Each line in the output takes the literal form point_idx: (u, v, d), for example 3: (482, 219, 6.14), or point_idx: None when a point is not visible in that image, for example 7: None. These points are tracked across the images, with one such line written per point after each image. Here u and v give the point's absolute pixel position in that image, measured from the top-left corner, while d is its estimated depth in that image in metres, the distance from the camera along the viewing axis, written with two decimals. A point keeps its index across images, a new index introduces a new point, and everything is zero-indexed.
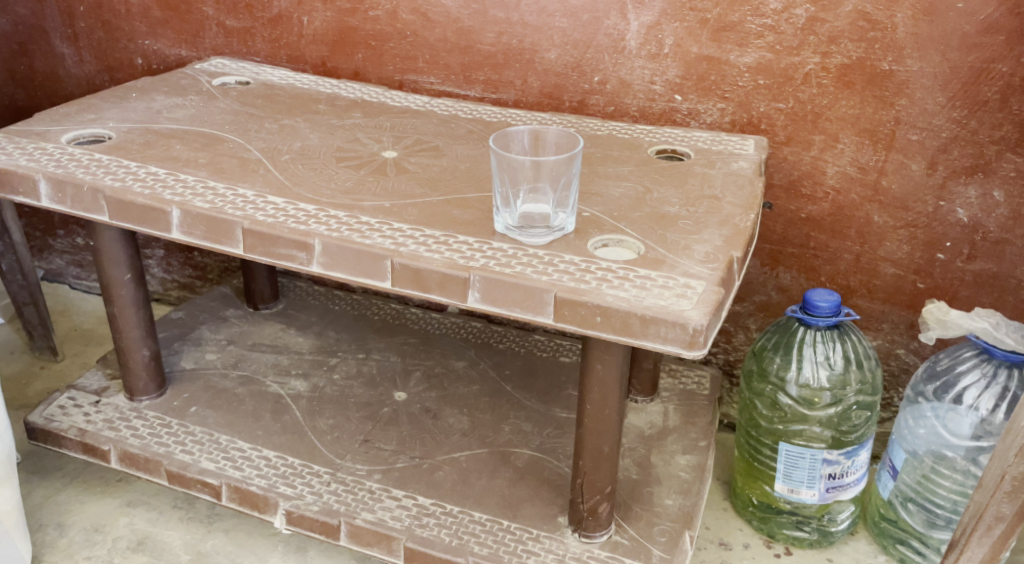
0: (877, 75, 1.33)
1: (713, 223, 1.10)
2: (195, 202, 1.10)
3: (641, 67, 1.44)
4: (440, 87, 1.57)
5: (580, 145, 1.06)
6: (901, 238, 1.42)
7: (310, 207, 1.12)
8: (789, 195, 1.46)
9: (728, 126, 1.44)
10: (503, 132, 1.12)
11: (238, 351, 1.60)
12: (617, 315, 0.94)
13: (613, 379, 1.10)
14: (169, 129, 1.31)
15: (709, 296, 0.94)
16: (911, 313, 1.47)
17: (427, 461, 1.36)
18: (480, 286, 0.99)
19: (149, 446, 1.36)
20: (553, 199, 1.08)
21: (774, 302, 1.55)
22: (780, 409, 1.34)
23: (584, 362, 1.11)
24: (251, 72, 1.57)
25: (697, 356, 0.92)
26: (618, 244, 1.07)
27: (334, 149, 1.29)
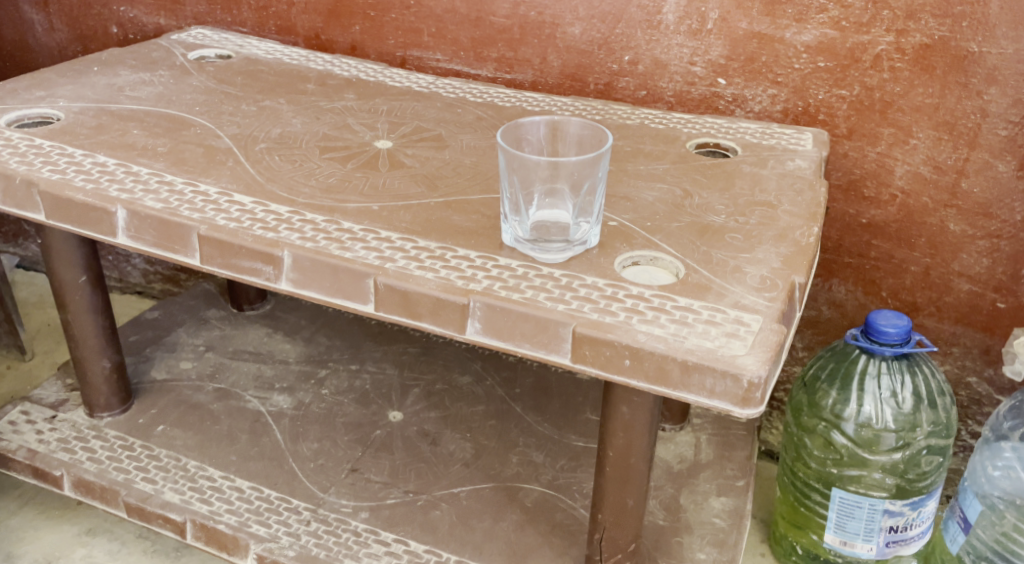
0: (963, 58, 1.12)
1: (767, 237, 0.91)
2: (145, 201, 0.92)
3: (679, 45, 1.24)
4: (448, 66, 1.38)
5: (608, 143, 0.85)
6: (980, 250, 1.22)
7: (283, 209, 0.93)
8: (849, 197, 1.26)
9: (780, 115, 1.23)
10: (514, 122, 0.91)
11: (217, 359, 1.42)
12: (651, 359, 0.75)
13: (640, 423, 0.92)
14: (129, 110, 1.12)
15: (767, 339, 0.76)
16: (986, 336, 1.27)
17: (422, 497, 1.18)
18: (481, 315, 0.80)
19: (106, 473, 1.17)
20: (574, 206, 0.88)
21: (827, 319, 1.35)
22: (835, 450, 1.14)
23: (606, 402, 0.92)
24: (234, 45, 1.38)
25: (752, 414, 0.73)
26: (651, 262, 0.88)
27: (319, 137, 1.11)
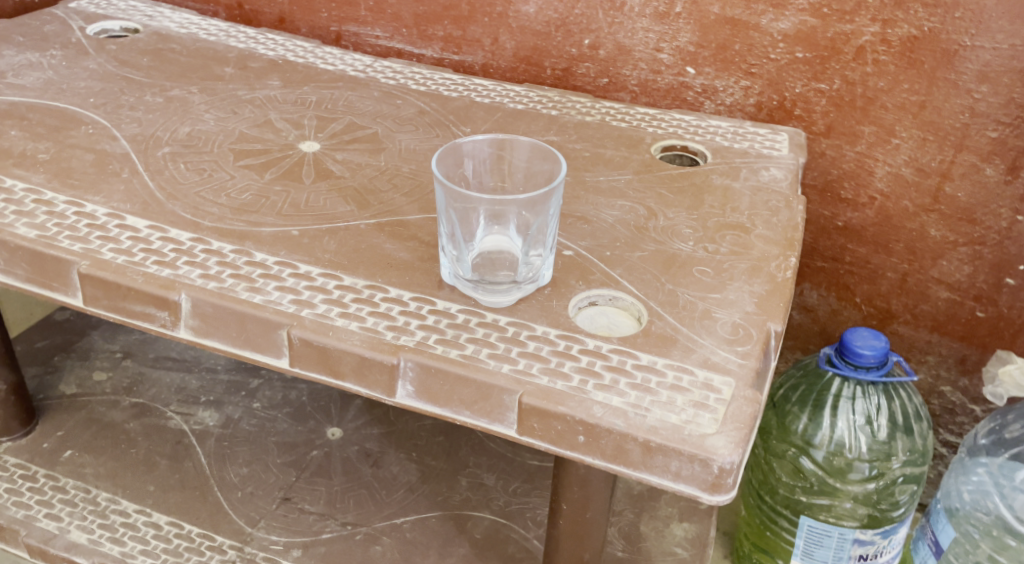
0: (953, 53, 1.01)
1: (740, 271, 0.80)
2: (17, 229, 0.79)
3: (645, 30, 1.11)
4: (388, 44, 1.24)
5: (560, 179, 0.72)
6: (962, 257, 1.13)
7: (185, 236, 0.81)
8: (824, 198, 1.16)
9: (753, 109, 1.12)
10: (453, 143, 0.77)
11: (135, 368, 1.30)
12: (608, 437, 0.65)
13: (598, 478, 0.82)
14: (8, 103, 0.97)
15: (740, 411, 0.66)
16: (963, 346, 1.19)
17: (360, 531, 1.08)
18: (413, 377, 0.70)
19: (4, 509, 1.05)
20: (523, 239, 0.76)
21: (797, 324, 1.26)
22: (804, 477, 1.06)
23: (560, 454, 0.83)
24: (143, 16, 1.22)
25: (723, 501, 0.64)
26: (610, 303, 0.77)
27: (234, 137, 0.97)
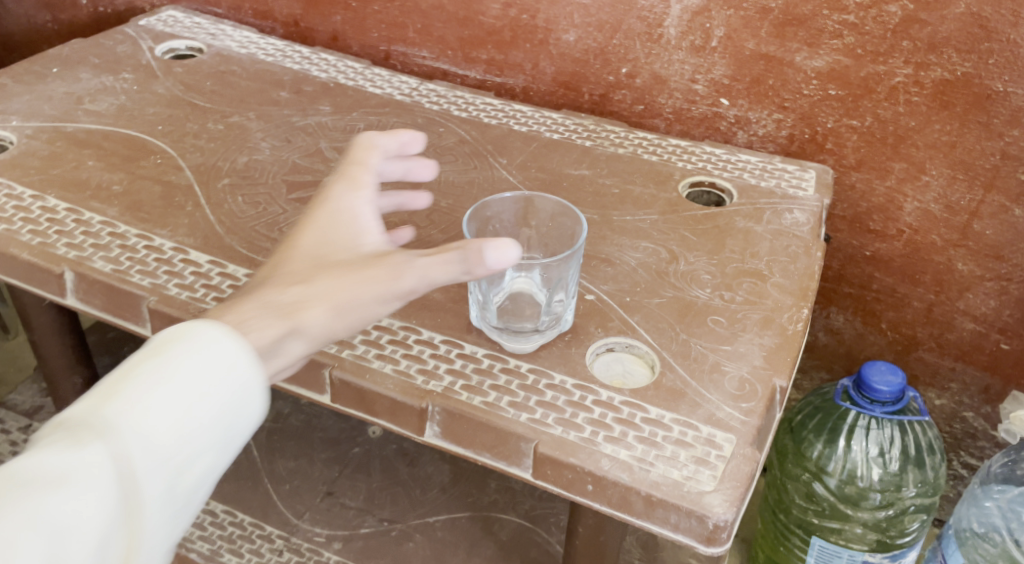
0: (985, 97, 1.03)
1: (752, 322, 0.85)
2: (94, 262, 0.87)
3: (681, 62, 1.15)
4: (434, 64, 1.29)
5: (582, 242, 0.78)
6: (988, 291, 1.15)
7: (240, 271, 0.88)
8: (853, 228, 1.18)
9: (785, 141, 1.15)
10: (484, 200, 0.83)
11: None
12: (613, 488, 0.71)
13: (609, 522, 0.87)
14: (84, 129, 1.05)
15: (739, 469, 0.71)
16: (986, 375, 1.22)
17: (396, 527, 1.16)
18: (440, 420, 0.77)
19: None
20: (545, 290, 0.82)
21: (823, 345, 1.30)
22: (817, 501, 1.11)
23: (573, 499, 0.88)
24: (206, 34, 1.29)
25: (717, 552, 0.70)
26: (626, 350, 0.83)
27: (286, 167, 1.04)
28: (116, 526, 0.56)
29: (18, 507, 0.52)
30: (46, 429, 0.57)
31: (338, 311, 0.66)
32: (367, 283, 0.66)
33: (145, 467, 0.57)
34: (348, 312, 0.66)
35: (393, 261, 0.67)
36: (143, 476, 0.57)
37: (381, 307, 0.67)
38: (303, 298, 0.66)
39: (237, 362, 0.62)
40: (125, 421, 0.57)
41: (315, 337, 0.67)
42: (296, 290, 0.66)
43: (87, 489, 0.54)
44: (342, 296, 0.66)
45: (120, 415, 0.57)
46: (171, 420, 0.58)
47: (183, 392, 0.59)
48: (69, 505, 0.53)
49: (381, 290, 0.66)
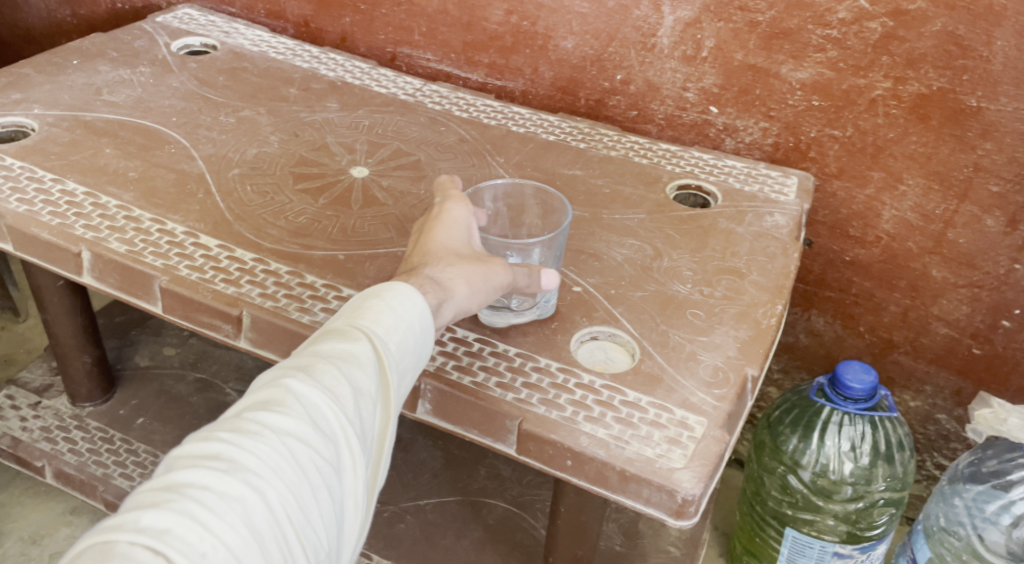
0: (959, 112, 1.08)
1: (729, 316, 0.90)
2: (110, 243, 0.92)
3: (673, 70, 1.20)
4: (438, 66, 1.34)
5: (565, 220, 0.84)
6: (961, 297, 1.20)
7: (248, 255, 0.93)
8: (834, 234, 1.24)
9: (770, 149, 1.20)
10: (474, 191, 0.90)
11: (200, 345, 1.45)
12: (591, 463, 0.76)
13: (591, 503, 0.92)
14: (103, 119, 1.11)
15: (708, 449, 0.76)
16: (959, 379, 1.27)
17: (388, 509, 1.21)
18: (431, 398, 0.82)
19: (86, 467, 1.22)
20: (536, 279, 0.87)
21: (803, 346, 1.35)
22: (791, 493, 1.16)
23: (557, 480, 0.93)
24: (220, 32, 1.35)
25: (685, 525, 0.75)
26: (609, 338, 0.88)
27: (294, 159, 1.09)
28: (386, 395, 0.70)
29: (330, 371, 0.66)
30: (323, 328, 0.71)
31: (473, 291, 0.77)
32: (492, 274, 0.78)
33: (400, 354, 0.71)
34: (477, 294, 0.77)
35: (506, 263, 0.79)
36: (392, 367, 0.70)
37: (492, 297, 0.79)
38: (447, 277, 0.76)
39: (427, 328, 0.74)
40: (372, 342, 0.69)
41: (451, 310, 0.76)
42: (441, 269, 0.77)
43: (368, 364, 0.68)
44: (477, 279, 0.77)
45: (375, 320, 0.70)
46: (402, 332, 0.71)
47: (405, 312, 0.72)
48: (357, 373, 0.67)
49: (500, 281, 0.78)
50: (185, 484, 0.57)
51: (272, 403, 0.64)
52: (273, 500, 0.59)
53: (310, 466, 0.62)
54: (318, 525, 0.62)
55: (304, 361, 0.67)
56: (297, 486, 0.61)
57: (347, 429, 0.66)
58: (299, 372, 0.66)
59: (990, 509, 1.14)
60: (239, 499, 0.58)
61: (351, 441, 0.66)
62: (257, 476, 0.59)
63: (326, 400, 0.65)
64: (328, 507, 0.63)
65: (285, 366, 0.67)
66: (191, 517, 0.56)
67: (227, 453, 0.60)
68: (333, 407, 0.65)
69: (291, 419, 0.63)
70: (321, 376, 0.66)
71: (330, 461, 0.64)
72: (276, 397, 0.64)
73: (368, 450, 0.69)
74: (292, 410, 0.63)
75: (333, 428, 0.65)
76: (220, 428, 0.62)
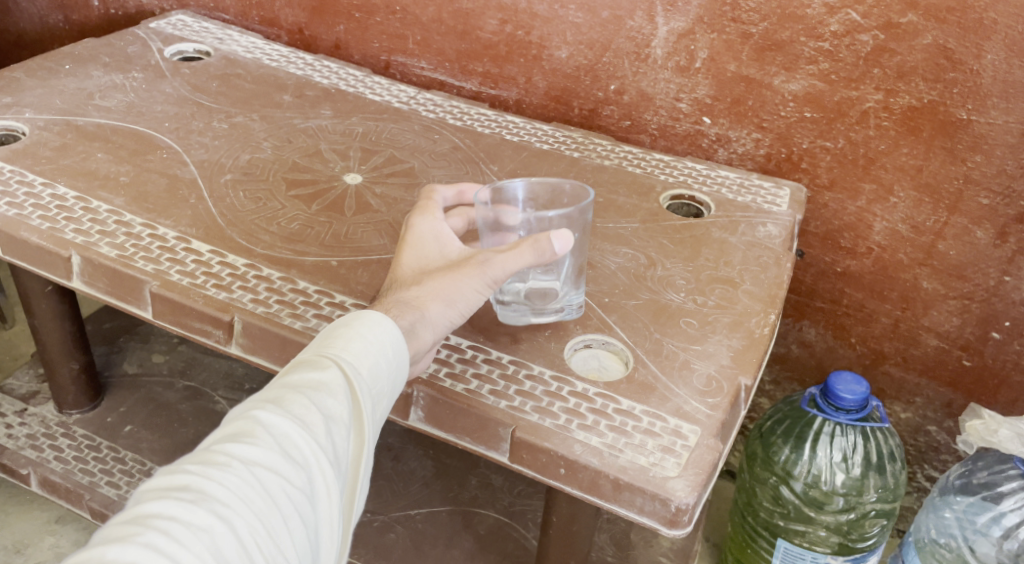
0: (950, 124, 1.09)
1: (722, 325, 0.90)
2: (100, 247, 0.92)
3: (666, 81, 1.20)
4: (432, 75, 1.34)
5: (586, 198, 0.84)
6: (951, 309, 1.21)
7: (240, 261, 0.93)
8: (825, 245, 1.24)
9: (763, 160, 1.21)
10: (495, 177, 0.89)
11: (189, 352, 1.45)
12: (584, 472, 0.76)
13: (583, 514, 0.92)
14: (94, 123, 1.10)
15: (702, 458, 0.76)
16: (949, 391, 1.27)
17: (378, 518, 1.20)
18: (424, 405, 0.82)
19: (72, 474, 1.20)
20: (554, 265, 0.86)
21: (795, 357, 1.35)
22: (783, 504, 1.16)
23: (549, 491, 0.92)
24: (214, 38, 1.34)
25: (679, 534, 0.75)
26: (603, 347, 0.88)
27: (287, 166, 1.09)
28: (359, 422, 0.69)
29: (296, 402, 0.66)
30: (289, 364, 0.71)
31: (447, 304, 0.77)
32: (462, 278, 0.78)
33: (368, 382, 0.70)
34: (455, 303, 0.78)
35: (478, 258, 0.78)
36: (365, 394, 0.69)
37: (478, 296, 0.78)
38: (417, 298, 0.77)
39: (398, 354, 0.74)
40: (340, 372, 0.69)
41: (438, 326, 0.78)
42: (413, 290, 0.78)
43: (334, 394, 0.67)
44: (446, 290, 0.77)
45: (343, 348, 0.71)
46: (374, 355, 0.71)
47: (379, 340, 0.72)
48: (327, 402, 0.67)
49: (477, 279, 0.77)
50: (151, 516, 0.55)
51: (240, 436, 0.63)
52: (242, 530, 0.57)
53: (281, 495, 0.61)
54: (291, 555, 0.60)
55: (270, 396, 0.66)
56: (266, 514, 0.59)
57: (317, 458, 0.64)
58: (267, 405, 0.65)
59: (981, 522, 1.14)
60: (208, 528, 0.56)
61: (322, 470, 0.65)
62: (226, 506, 0.58)
63: (297, 429, 0.64)
64: (301, 537, 0.61)
65: (253, 402, 0.66)
66: (157, 549, 0.53)
67: (195, 484, 0.58)
68: (302, 437, 0.64)
69: (259, 450, 0.62)
70: (289, 406, 0.65)
71: (303, 490, 0.63)
72: (242, 430, 0.63)
73: (342, 481, 0.67)
74: (260, 440, 0.62)
75: (303, 457, 0.64)
76: (186, 462, 0.61)
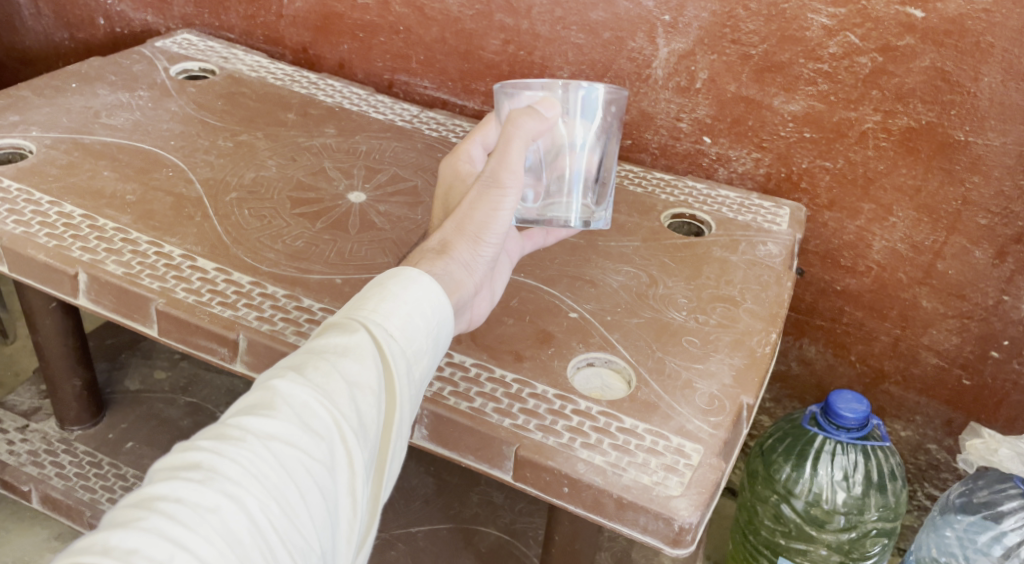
0: (948, 145, 1.10)
1: (724, 344, 0.91)
2: (107, 265, 0.92)
3: (667, 101, 1.22)
4: (435, 94, 1.36)
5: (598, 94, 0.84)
6: (951, 328, 1.21)
7: (245, 279, 0.93)
8: (825, 263, 1.25)
9: (763, 179, 1.22)
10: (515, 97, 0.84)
11: (191, 368, 1.45)
12: (588, 490, 0.76)
13: (585, 533, 0.92)
14: (101, 142, 1.11)
15: (704, 477, 0.76)
16: (949, 409, 1.27)
17: (379, 536, 1.20)
18: (428, 423, 0.82)
19: (73, 491, 1.20)
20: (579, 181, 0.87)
21: (795, 374, 1.36)
22: (784, 522, 1.17)
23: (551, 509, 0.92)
24: (219, 57, 1.36)
25: (682, 554, 0.75)
26: (605, 365, 0.89)
27: (292, 184, 1.09)
28: (391, 386, 0.69)
29: (316, 372, 0.65)
30: (321, 326, 0.70)
31: (478, 238, 0.77)
32: (478, 204, 0.76)
33: (396, 346, 0.69)
34: (483, 232, 0.77)
35: (482, 177, 0.76)
36: (395, 357, 0.69)
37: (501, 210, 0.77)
38: (442, 243, 0.76)
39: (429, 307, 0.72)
40: (365, 336, 0.68)
41: (478, 258, 0.77)
42: (438, 237, 0.77)
43: (358, 359, 0.67)
44: (470, 223, 0.77)
45: (374, 310, 0.69)
46: (409, 315, 0.70)
47: (412, 299, 0.71)
48: (352, 366, 0.66)
49: (495, 196, 0.76)
50: (157, 497, 0.56)
51: (258, 408, 0.62)
52: (253, 509, 0.57)
53: (296, 469, 0.61)
54: (306, 529, 0.60)
55: (293, 364, 0.66)
56: (279, 490, 0.59)
57: (338, 427, 0.64)
58: (290, 373, 0.65)
59: (982, 540, 1.15)
60: (215, 508, 0.56)
61: (344, 439, 0.64)
62: (236, 485, 0.58)
63: (317, 398, 0.63)
64: (319, 510, 0.61)
65: (279, 368, 0.66)
66: (160, 533, 0.54)
67: (206, 462, 0.58)
68: (321, 407, 0.64)
69: (275, 423, 0.61)
70: (311, 375, 0.65)
71: (321, 462, 0.62)
72: (262, 401, 0.63)
73: (369, 448, 0.67)
74: (278, 412, 0.62)
75: (322, 428, 0.63)
76: (202, 437, 0.61)
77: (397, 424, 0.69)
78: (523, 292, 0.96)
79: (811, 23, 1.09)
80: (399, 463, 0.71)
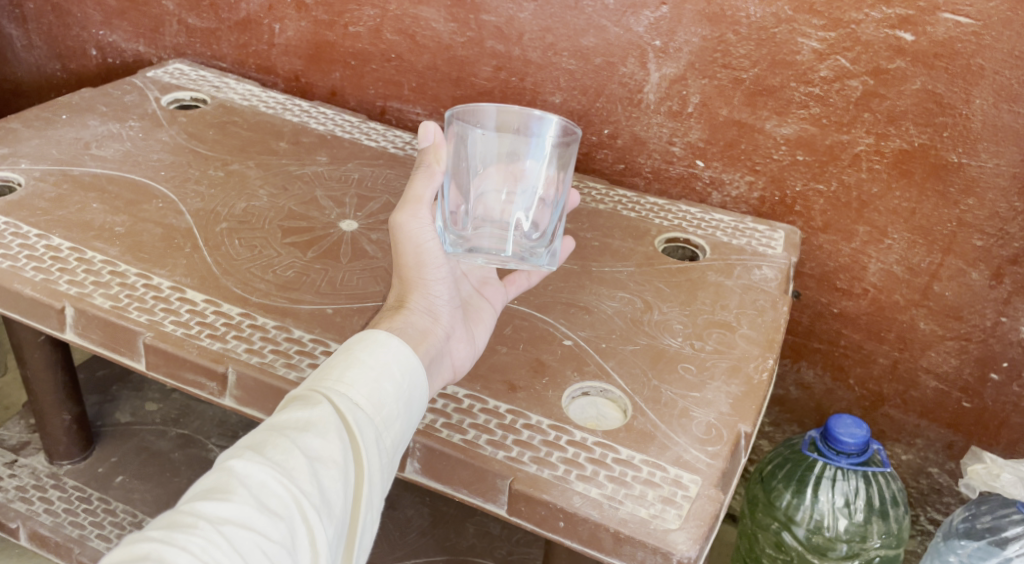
0: (941, 167, 1.09)
1: (721, 370, 0.90)
2: (94, 298, 0.91)
3: (659, 125, 1.21)
4: (427, 120, 1.35)
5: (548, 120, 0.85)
6: (949, 350, 1.20)
7: (234, 310, 0.92)
8: (821, 286, 1.24)
9: (757, 203, 1.21)
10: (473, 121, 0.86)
11: (183, 400, 1.44)
12: (584, 524, 0.75)
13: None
14: (90, 173, 1.10)
15: (703, 509, 0.75)
16: (950, 432, 1.26)
17: None
18: (420, 456, 0.81)
19: (61, 528, 1.18)
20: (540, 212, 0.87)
21: (793, 398, 1.34)
22: (785, 551, 1.15)
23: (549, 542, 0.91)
24: (211, 87, 1.35)
25: None
26: (601, 394, 0.88)
27: (282, 214, 1.08)
28: (358, 458, 0.68)
29: (275, 449, 0.64)
30: (284, 402, 0.70)
31: (423, 279, 0.79)
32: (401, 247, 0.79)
33: (359, 417, 0.69)
34: (423, 270, 0.79)
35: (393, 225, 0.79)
36: (361, 425, 0.69)
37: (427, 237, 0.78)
38: (399, 300, 0.79)
39: (392, 370, 0.72)
40: (326, 410, 0.68)
41: (438, 298, 0.80)
42: (394, 296, 0.80)
43: (319, 434, 0.66)
44: (407, 271, 0.79)
45: (338, 380, 0.70)
46: (375, 382, 0.71)
47: (379, 365, 0.72)
48: (314, 440, 0.66)
49: (420, 235, 0.78)
50: None
51: (215, 492, 0.61)
52: None
53: (251, 553, 0.59)
54: None
55: (251, 442, 0.65)
56: None
57: (297, 506, 0.63)
58: (249, 454, 0.64)
59: None
60: None
61: (303, 517, 0.63)
62: None
63: (277, 476, 0.62)
64: None
65: (238, 447, 0.65)
66: None
67: (155, 553, 0.56)
68: (279, 486, 0.62)
69: (231, 506, 0.60)
70: (270, 452, 0.64)
71: (280, 544, 0.61)
72: (219, 484, 0.62)
73: (335, 525, 0.65)
74: (235, 495, 0.61)
75: (280, 507, 0.62)
76: (152, 528, 0.58)
77: (362, 500, 0.68)
78: (516, 320, 0.95)
79: (801, 47, 1.09)
80: (367, 539, 0.69)
